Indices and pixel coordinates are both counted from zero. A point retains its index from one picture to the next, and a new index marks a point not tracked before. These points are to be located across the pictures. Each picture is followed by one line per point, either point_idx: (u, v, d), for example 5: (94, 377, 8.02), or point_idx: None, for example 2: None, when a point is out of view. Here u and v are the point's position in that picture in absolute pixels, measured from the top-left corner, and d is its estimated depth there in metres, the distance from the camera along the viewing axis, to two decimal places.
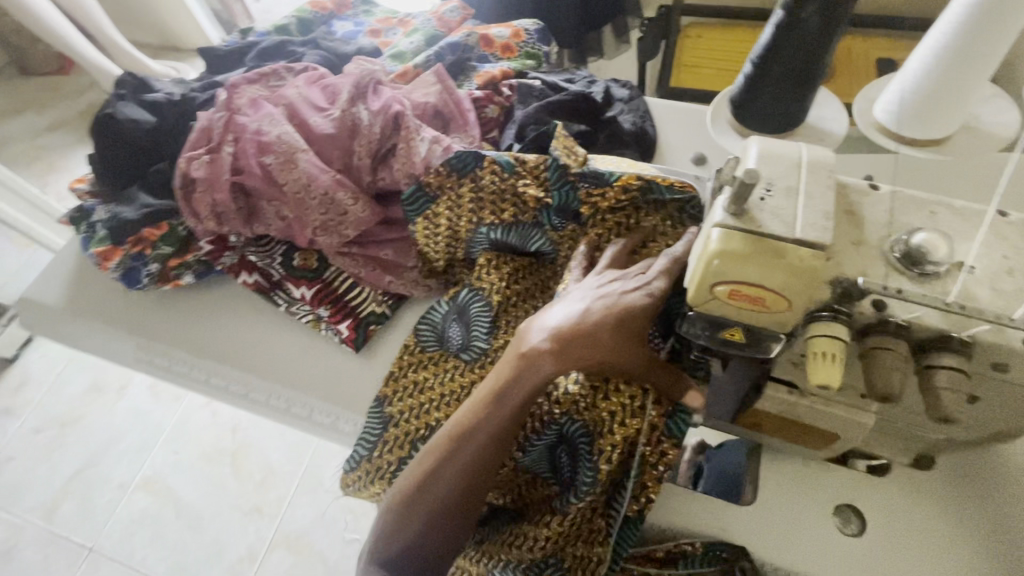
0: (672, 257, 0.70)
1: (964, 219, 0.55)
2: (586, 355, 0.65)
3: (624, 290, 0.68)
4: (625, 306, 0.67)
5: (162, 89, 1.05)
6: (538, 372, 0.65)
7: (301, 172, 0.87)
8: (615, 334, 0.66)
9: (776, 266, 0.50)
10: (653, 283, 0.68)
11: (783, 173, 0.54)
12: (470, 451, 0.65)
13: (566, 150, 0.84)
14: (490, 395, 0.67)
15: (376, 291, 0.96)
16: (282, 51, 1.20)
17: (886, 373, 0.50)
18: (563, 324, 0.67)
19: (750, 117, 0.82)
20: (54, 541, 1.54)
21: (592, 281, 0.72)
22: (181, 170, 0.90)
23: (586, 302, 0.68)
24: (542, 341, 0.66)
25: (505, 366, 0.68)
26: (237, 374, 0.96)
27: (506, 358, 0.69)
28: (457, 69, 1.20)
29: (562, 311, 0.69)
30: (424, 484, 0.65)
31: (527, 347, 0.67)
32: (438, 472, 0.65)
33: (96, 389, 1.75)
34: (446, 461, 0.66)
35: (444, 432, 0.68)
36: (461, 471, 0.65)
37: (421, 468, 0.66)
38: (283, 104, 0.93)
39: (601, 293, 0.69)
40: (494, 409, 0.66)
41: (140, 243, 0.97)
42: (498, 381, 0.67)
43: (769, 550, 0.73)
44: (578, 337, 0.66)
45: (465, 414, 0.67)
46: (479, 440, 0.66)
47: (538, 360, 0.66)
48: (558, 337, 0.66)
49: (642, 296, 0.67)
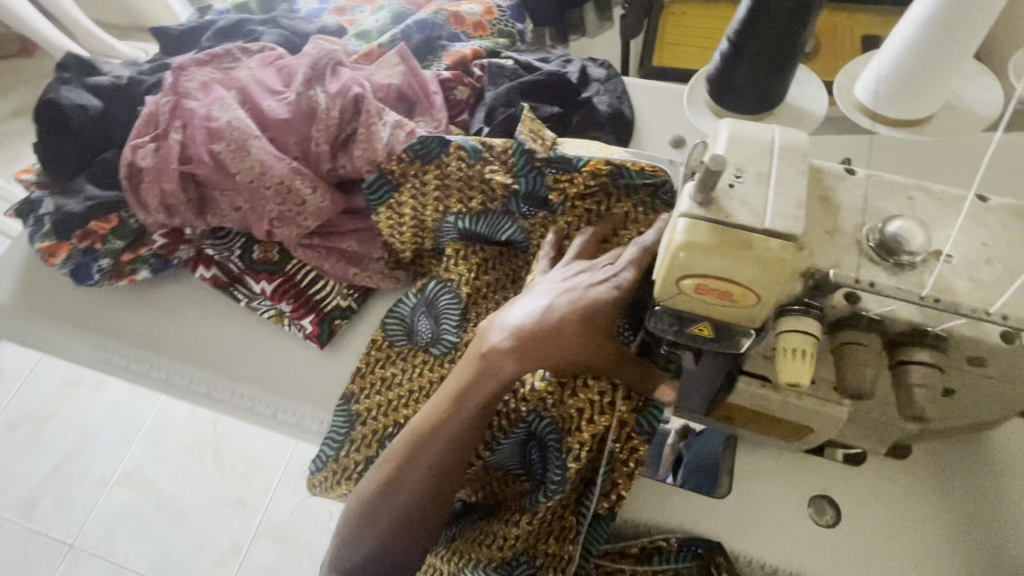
0: (642, 247, 0.68)
1: (944, 204, 0.52)
2: (550, 353, 0.64)
3: (590, 284, 0.67)
4: (591, 301, 0.65)
5: (110, 72, 1.00)
6: (500, 372, 0.63)
7: (254, 159, 0.84)
8: (580, 331, 0.64)
9: (744, 259, 0.47)
10: (620, 275, 0.67)
11: (753, 157, 0.50)
12: (431, 455, 0.64)
13: (533, 135, 0.80)
14: (451, 397, 0.65)
15: (342, 284, 0.93)
16: (241, 29, 1.14)
17: (858, 370, 0.48)
18: (526, 321, 0.65)
19: (726, 97, 0.79)
20: (32, 539, 1.51)
21: (557, 275, 0.70)
22: (126, 159, 0.86)
23: (550, 297, 0.66)
24: (503, 339, 0.64)
25: (466, 367, 0.65)
26: (198, 372, 0.92)
27: (467, 357, 0.66)
28: (426, 48, 1.15)
29: (525, 307, 0.66)
30: (385, 490, 0.64)
31: (488, 346, 0.65)
32: (399, 477, 0.64)
33: (72, 382, 1.69)
34: (407, 466, 0.65)
35: (404, 435, 0.66)
36: (423, 475, 0.64)
37: (381, 473, 0.65)
38: (235, 87, 0.89)
39: (566, 287, 0.67)
40: (455, 411, 0.64)
41: (89, 236, 0.92)
42: (459, 382, 0.65)
43: (746, 544, 0.72)
44: (542, 335, 0.64)
45: (426, 417, 0.66)
46: (441, 444, 0.64)
47: (500, 359, 0.64)
48: (521, 335, 0.64)
49: (608, 290, 0.66)
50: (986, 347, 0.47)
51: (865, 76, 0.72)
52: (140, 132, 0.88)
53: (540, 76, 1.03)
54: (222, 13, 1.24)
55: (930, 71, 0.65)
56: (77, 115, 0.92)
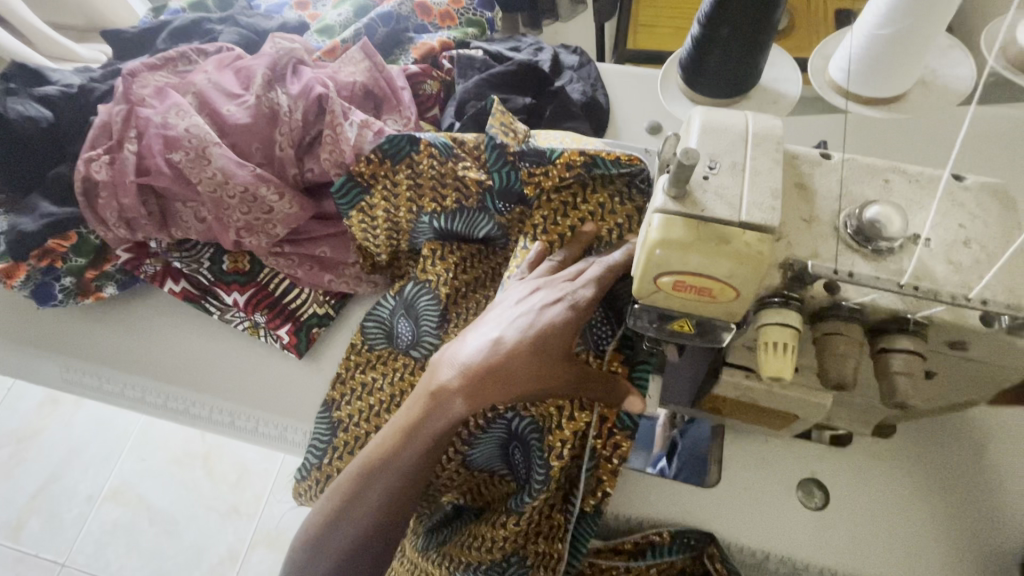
0: (606, 265, 0.66)
1: (920, 186, 0.51)
2: (499, 391, 0.61)
3: (543, 304, 0.64)
4: (544, 326, 0.62)
5: (58, 80, 0.95)
6: (449, 412, 0.61)
7: (215, 167, 0.80)
8: (532, 362, 0.61)
9: (720, 254, 0.45)
10: (578, 292, 0.64)
11: (725, 148, 0.49)
12: (377, 491, 0.61)
13: (505, 128, 0.78)
14: (401, 433, 0.62)
15: (317, 292, 0.90)
16: (198, 29, 1.09)
17: (840, 360, 0.47)
18: (474, 358, 0.62)
19: (700, 81, 0.77)
20: (23, 560, 1.48)
21: (513, 294, 0.67)
22: (81, 173, 0.82)
23: (500, 328, 0.63)
24: (452, 377, 0.63)
25: (416, 403, 0.64)
26: (172, 389, 0.89)
27: (418, 394, 0.64)
28: (392, 42, 1.11)
29: (475, 341, 0.64)
30: (333, 523, 0.60)
31: (438, 383, 0.63)
32: (347, 510, 0.61)
33: (51, 401, 1.65)
34: (354, 499, 0.61)
35: (354, 467, 0.63)
36: (371, 509, 0.60)
37: (330, 505, 0.62)
38: (192, 92, 0.86)
39: (517, 313, 0.64)
40: (404, 448, 0.62)
41: (47, 256, 0.87)
42: (409, 419, 0.63)
43: (734, 530, 0.72)
44: (489, 373, 0.61)
45: (374, 450, 0.63)
46: (392, 478, 0.61)
47: (448, 398, 0.62)
48: (471, 376, 0.62)
49: (563, 310, 0.63)
50: (966, 331, 0.47)
51: (840, 54, 0.71)
52: (94, 144, 0.84)
53: (510, 67, 1.01)
54: (177, 13, 1.18)
55: (904, 47, 0.64)
56: (28, 129, 0.88)
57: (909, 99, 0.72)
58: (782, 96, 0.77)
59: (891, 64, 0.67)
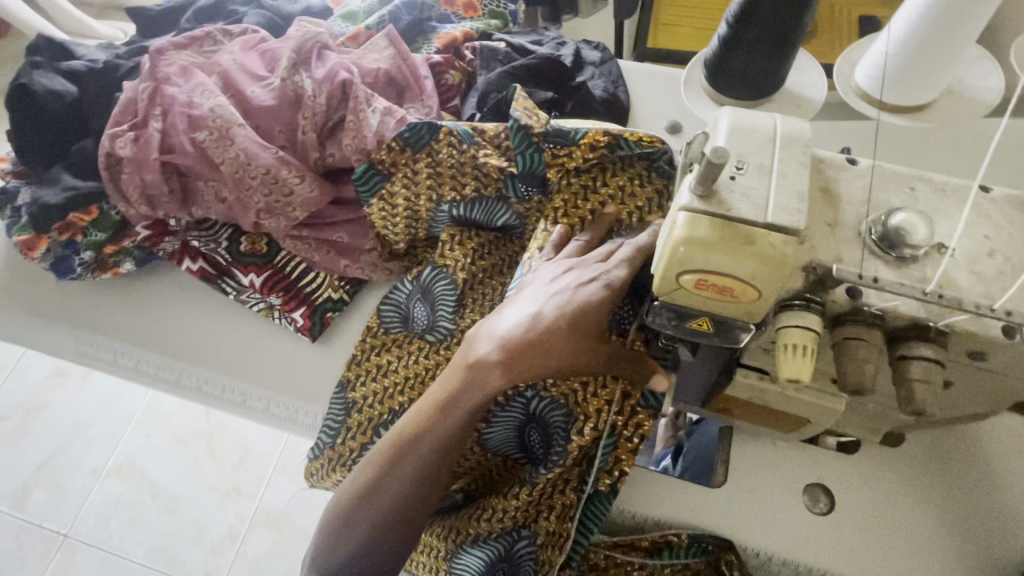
0: (635, 246, 0.67)
1: (947, 195, 0.51)
2: (539, 363, 0.63)
3: (579, 283, 0.66)
4: (580, 303, 0.64)
5: (84, 55, 0.96)
6: (486, 384, 0.63)
7: (238, 148, 0.81)
8: (570, 337, 0.63)
9: (745, 255, 0.45)
10: (612, 272, 0.66)
11: (755, 149, 0.49)
12: (413, 463, 0.62)
13: (528, 113, 0.76)
14: (437, 405, 0.64)
15: (333, 276, 0.91)
16: (222, 10, 1.09)
17: (859, 365, 0.46)
18: (513, 331, 0.64)
19: (726, 83, 0.77)
20: (27, 530, 1.50)
21: (546, 273, 0.69)
22: (106, 148, 0.84)
23: (538, 303, 0.65)
24: (490, 350, 0.64)
25: (452, 375, 0.65)
26: (187, 366, 0.90)
27: (453, 366, 0.66)
28: (415, 31, 1.10)
29: (513, 315, 0.66)
30: (368, 494, 0.62)
31: (476, 356, 0.64)
32: (382, 481, 0.62)
33: (59, 373, 1.67)
34: (390, 469, 0.62)
35: (388, 440, 0.64)
36: (406, 479, 0.62)
37: (365, 476, 0.63)
38: (217, 72, 0.87)
39: (553, 289, 0.66)
40: (440, 420, 0.63)
41: (69, 229, 0.90)
42: (444, 392, 0.64)
43: (746, 533, 0.72)
44: (529, 346, 0.63)
45: (410, 422, 0.64)
46: (427, 448, 0.63)
47: (487, 370, 0.63)
48: (509, 348, 0.63)
49: (599, 289, 0.65)
50: (987, 341, 0.46)
51: (866, 60, 0.72)
52: (119, 120, 0.85)
53: (534, 60, 1.01)
54: None
55: (932, 57, 0.64)
56: (54, 102, 0.89)
57: (935, 109, 0.72)
58: (806, 100, 0.78)
59: (921, 72, 0.66)
